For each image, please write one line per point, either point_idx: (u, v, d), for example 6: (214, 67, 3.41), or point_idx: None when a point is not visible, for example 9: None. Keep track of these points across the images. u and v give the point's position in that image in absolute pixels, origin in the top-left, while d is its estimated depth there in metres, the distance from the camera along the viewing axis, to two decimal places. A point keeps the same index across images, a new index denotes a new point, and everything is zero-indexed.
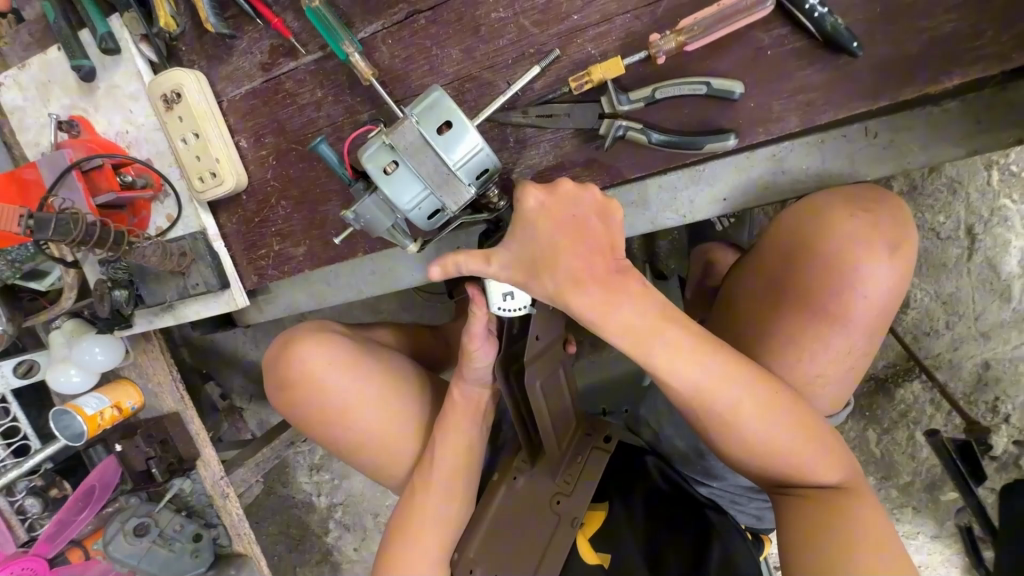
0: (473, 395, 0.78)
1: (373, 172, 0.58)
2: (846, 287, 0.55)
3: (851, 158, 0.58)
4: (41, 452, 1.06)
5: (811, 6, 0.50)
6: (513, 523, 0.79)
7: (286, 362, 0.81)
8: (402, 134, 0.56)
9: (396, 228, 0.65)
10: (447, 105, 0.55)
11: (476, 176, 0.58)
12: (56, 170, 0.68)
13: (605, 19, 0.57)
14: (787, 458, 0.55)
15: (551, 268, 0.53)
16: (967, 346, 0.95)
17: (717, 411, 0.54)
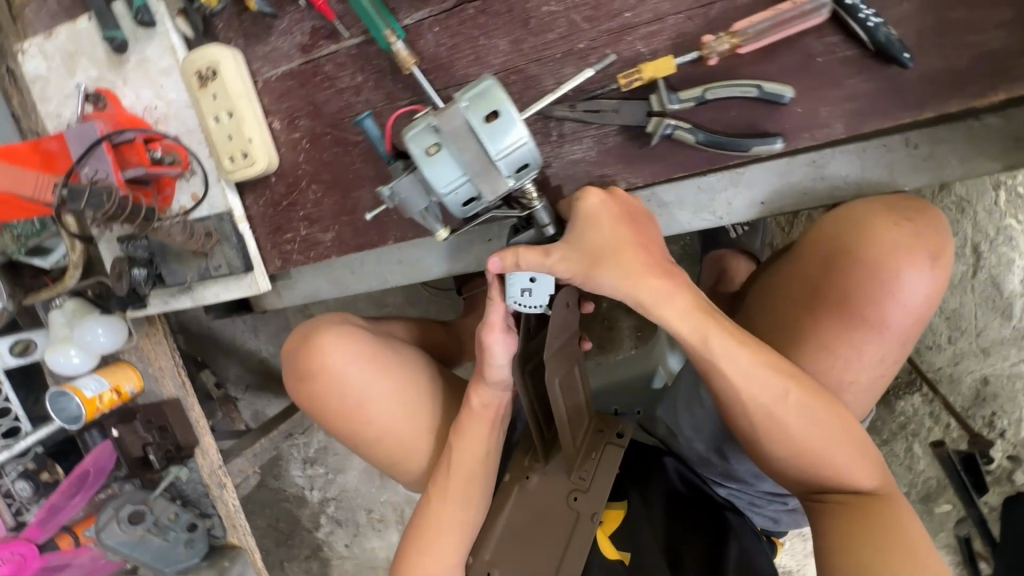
0: (489, 400, 0.78)
1: (415, 152, 0.55)
2: (886, 296, 0.56)
3: (890, 167, 0.59)
4: (34, 435, 1.06)
5: (866, 14, 0.50)
6: (533, 519, 0.80)
7: (306, 354, 0.78)
8: (448, 118, 0.54)
9: (428, 213, 0.62)
10: (499, 94, 0.53)
11: (516, 170, 0.56)
12: (84, 143, 0.67)
13: (657, 18, 0.57)
14: (824, 459, 0.59)
15: (613, 261, 0.58)
16: (966, 362, 0.98)
17: (754, 407, 0.59)
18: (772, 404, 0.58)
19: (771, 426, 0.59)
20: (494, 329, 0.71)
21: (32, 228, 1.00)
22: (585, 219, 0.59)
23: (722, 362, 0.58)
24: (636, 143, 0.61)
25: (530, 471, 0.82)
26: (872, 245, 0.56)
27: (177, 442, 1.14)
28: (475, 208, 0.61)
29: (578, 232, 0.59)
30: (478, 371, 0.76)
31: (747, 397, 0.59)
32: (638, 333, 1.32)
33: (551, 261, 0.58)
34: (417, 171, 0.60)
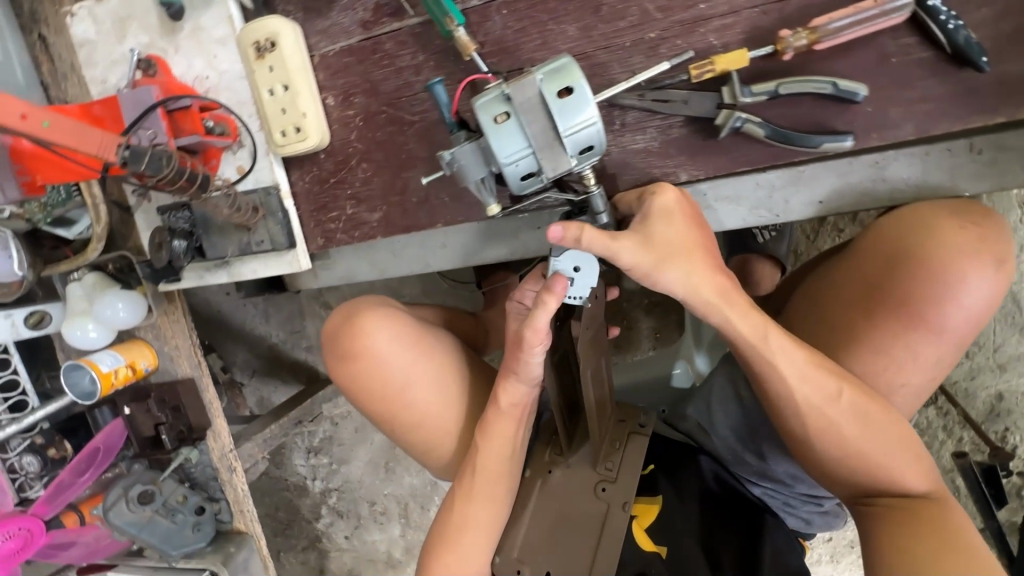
0: (518, 400, 0.75)
1: (483, 119, 0.54)
2: (948, 298, 0.58)
3: (951, 172, 0.60)
4: (41, 409, 1.02)
5: (947, 17, 0.51)
6: (561, 513, 0.81)
7: (350, 336, 0.80)
8: (522, 87, 0.53)
9: (483, 185, 0.60)
10: (575, 71, 0.53)
11: (581, 150, 0.56)
12: (139, 109, 0.65)
13: (732, 11, 0.57)
14: (879, 462, 0.60)
15: (680, 258, 0.58)
16: (982, 377, 1.12)
17: (804, 406, 0.61)
18: (826, 405, 0.60)
19: (824, 427, 0.60)
20: (541, 335, 0.63)
21: (59, 196, 0.97)
22: (659, 218, 0.58)
23: (778, 362, 0.60)
24: (701, 135, 0.61)
25: (553, 465, 0.83)
26: (937, 249, 0.57)
27: (189, 424, 1.10)
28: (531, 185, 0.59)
29: (646, 225, 0.58)
30: (510, 367, 0.71)
31: (801, 399, 0.60)
32: (657, 334, 1.31)
33: (618, 246, 0.55)
34: (480, 140, 0.58)
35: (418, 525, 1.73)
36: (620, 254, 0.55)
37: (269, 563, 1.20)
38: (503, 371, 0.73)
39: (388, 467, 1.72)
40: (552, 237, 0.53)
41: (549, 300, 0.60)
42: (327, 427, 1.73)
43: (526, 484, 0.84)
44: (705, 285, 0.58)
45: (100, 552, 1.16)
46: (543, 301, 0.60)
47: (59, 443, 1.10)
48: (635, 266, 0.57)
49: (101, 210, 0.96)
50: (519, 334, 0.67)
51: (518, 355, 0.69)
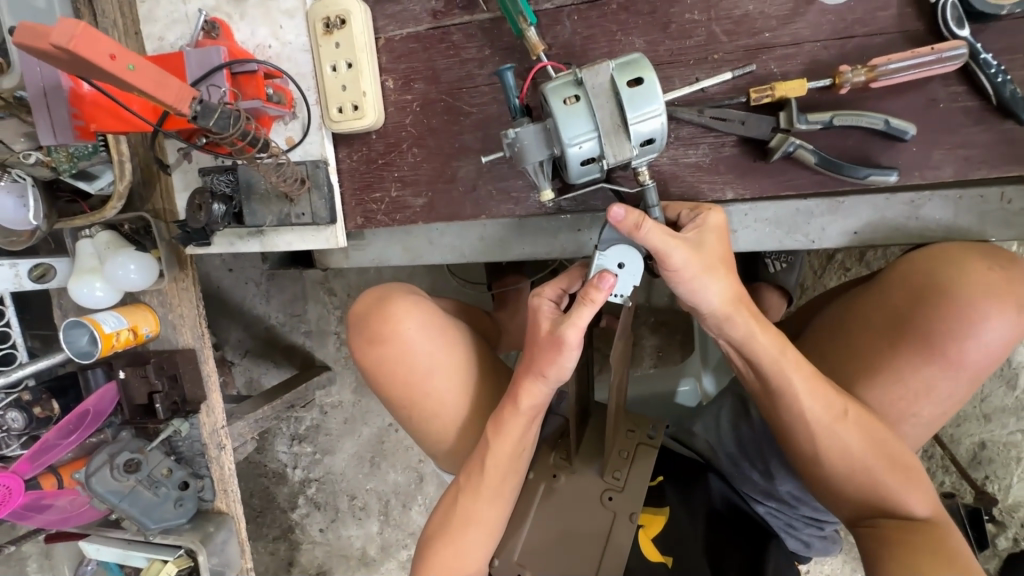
0: (538, 402, 0.73)
1: (554, 100, 0.56)
2: (970, 335, 0.61)
3: (981, 217, 0.65)
4: (31, 365, 1.01)
5: (996, 71, 0.55)
6: (565, 516, 0.82)
7: (378, 320, 0.83)
8: (595, 74, 0.56)
9: (541, 168, 0.61)
10: (646, 64, 0.56)
11: (643, 141, 0.57)
12: (203, 69, 0.66)
13: (795, 43, 0.60)
14: (882, 481, 0.63)
15: (718, 272, 0.60)
16: (968, 425, 1.18)
17: (807, 423, 0.63)
18: (831, 423, 0.63)
19: (833, 444, 0.63)
20: (581, 334, 0.64)
21: (84, 150, 0.91)
22: (712, 232, 0.61)
23: (790, 378, 0.62)
24: (751, 156, 0.64)
25: (558, 471, 0.84)
26: (962, 286, 0.61)
27: (184, 395, 1.08)
28: (590, 173, 0.60)
29: (701, 238, 0.60)
30: (538, 368, 0.69)
31: (812, 416, 0.63)
32: (659, 353, 1.32)
33: (672, 245, 0.56)
34: (546, 123, 0.58)
35: (397, 523, 1.70)
36: (673, 254, 0.56)
37: (246, 547, 1.15)
38: (528, 372, 0.71)
39: (373, 461, 1.68)
40: (609, 211, 0.54)
41: (596, 296, 0.61)
42: (315, 416, 1.69)
43: (530, 487, 0.85)
44: (736, 298, 0.61)
45: (74, 518, 1.11)
46: (589, 298, 0.61)
47: (46, 402, 1.04)
48: (683, 267, 0.58)
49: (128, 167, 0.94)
50: (553, 335, 0.66)
51: (550, 357, 0.67)
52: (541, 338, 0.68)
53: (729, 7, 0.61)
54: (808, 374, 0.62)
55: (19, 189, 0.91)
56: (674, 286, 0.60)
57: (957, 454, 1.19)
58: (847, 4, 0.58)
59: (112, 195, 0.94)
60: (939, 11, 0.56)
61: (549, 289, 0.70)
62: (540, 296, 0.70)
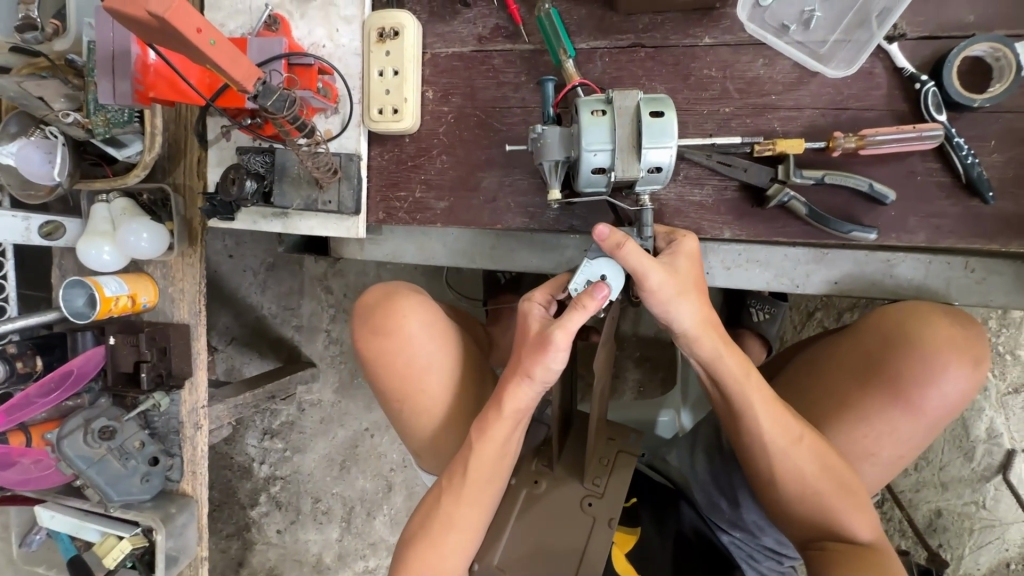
0: (521, 407, 0.74)
1: (584, 108, 0.63)
2: (931, 381, 0.67)
3: (948, 283, 0.73)
4: (22, 320, 0.99)
5: (966, 154, 0.63)
6: (544, 522, 0.84)
7: (385, 313, 0.87)
8: (624, 97, 0.64)
9: (555, 168, 0.66)
10: (669, 103, 0.63)
11: (651, 167, 0.64)
12: (264, 55, 0.72)
13: (797, 107, 0.68)
14: (830, 505, 0.67)
15: (697, 294, 0.65)
16: (927, 491, 1.24)
17: (767, 443, 0.67)
18: (787, 447, 0.67)
19: (789, 467, 0.67)
20: (568, 338, 0.66)
21: (121, 118, 0.92)
22: (687, 257, 0.66)
23: (751, 399, 0.66)
24: (750, 202, 0.70)
25: (539, 477, 0.88)
26: (928, 337, 0.67)
27: (170, 368, 1.07)
28: (597, 181, 0.66)
29: (675, 258, 0.65)
30: (525, 369, 0.70)
31: (766, 437, 0.67)
32: (641, 387, 1.36)
33: (649, 268, 0.62)
34: (570, 128, 0.65)
35: (358, 532, 1.67)
36: (649, 274, 0.62)
37: (205, 534, 1.10)
38: (514, 375, 0.72)
39: (343, 465, 1.66)
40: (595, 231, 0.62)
41: (588, 304, 0.65)
42: (292, 411, 1.68)
43: (512, 491, 0.88)
44: (707, 320, 0.66)
45: (34, 483, 1.05)
46: (583, 304, 0.65)
47: (29, 358, 1.02)
48: (659, 288, 0.63)
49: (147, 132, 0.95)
50: (537, 338, 0.69)
51: (535, 357, 0.69)
52: (528, 339, 0.71)
53: (743, 69, 0.69)
54: (767, 399, 0.67)
55: (49, 146, 0.95)
56: (650, 307, 0.65)
57: (915, 519, 1.24)
58: (845, 80, 0.66)
59: (138, 162, 0.95)
60: (922, 97, 0.64)
61: (539, 294, 0.74)
62: (530, 301, 0.73)
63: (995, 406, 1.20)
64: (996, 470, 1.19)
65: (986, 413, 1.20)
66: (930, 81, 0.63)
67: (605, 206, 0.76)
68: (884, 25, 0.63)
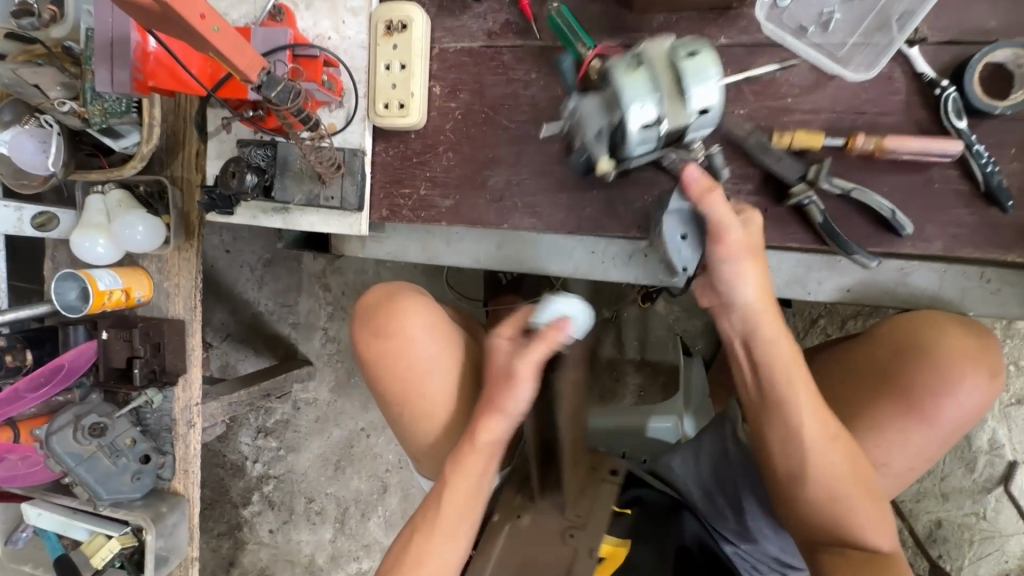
0: (497, 439, 0.74)
1: (617, 68, 0.62)
2: (950, 394, 0.66)
3: (963, 293, 0.72)
4: (13, 312, 0.97)
5: (986, 162, 0.62)
6: (523, 556, 0.78)
7: (388, 316, 0.85)
8: (655, 46, 0.63)
9: (599, 136, 0.64)
10: (700, 43, 0.62)
11: (701, 106, 0.62)
12: (269, 45, 0.71)
13: (814, 111, 0.66)
14: (854, 511, 0.66)
15: (762, 267, 0.64)
16: (927, 502, 1.23)
17: (801, 440, 0.65)
18: (822, 445, 0.65)
19: (822, 468, 0.65)
20: (532, 372, 0.70)
21: (118, 108, 0.90)
22: (756, 230, 0.64)
23: (795, 392, 0.65)
24: (765, 204, 0.68)
25: (522, 511, 0.83)
26: (945, 348, 0.66)
27: (164, 364, 1.03)
28: (648, 138, 0.63)
29: (748, 225, 0.63)
30: (496, 404, 0.72)
31: (802, 434, 0.65)
32: (642, 392, 1.35)
33: (728, 223, 0.62)
34: (606, 92, 0.63)
35: (352, 533, 1.65)
36: (727, 229, 0.62)
37: (196, 535, 1.08)
38: (486, 409, 0.73)
39: (338, 465, 1.64)
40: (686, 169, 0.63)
41: (551, 339, 0.70)
42: (287, 409, 1.65)
43: (493, 528, 0.82)
44: (767, 297, 0.64)
45: (21, 479, 1.02)
46: (545, 339, 0.69)
47: (19, 352, 1.00)
48: (733, 247, 0.62)
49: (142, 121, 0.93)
50: (505, 373, 0.71)
51: (504, 393, 0.72)
52: (496, 374, 0.73)
53: (759, 71, 0.67)
54: (810, 393, 0.65)
55: (43, 135, 0.92)
56: (720, 267, 0.63)
57: (915, 529, 1.23)
58: (863, 84, 0.65)
59: (135, 154, 0.93)
60: (942, 102, 0.63)
61: (505, 327, 0.73)
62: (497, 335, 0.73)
63: (998, 417, 1.19)
64: (998, 482, 1.19)
65: (989, 423, 1.19)
66: (951, 87, 0.62)
67: (615, 208, 0.74)
68: (904, 30, 0.61)
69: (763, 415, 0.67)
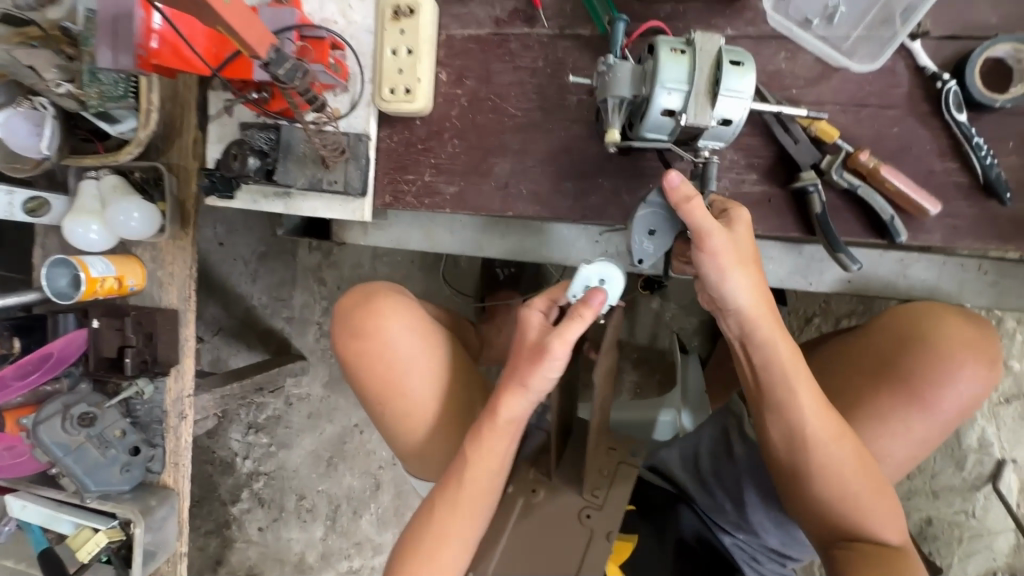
0: (516, 416, 0.73)
1: (665, 45, 0.61)
2: (949, 383, 0.67)
3: (960, 284, 0.74)
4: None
5: (986, 154, 0.63)
6: (540, 535, 0.81)
7: (365, 315, 0.85)
8: (707, 39, 0.62)
9: (619, 107, 0.64)
10: (748, 53, 0.62)
11: (725, 116, 0.62)
12: (277, 24, 0.72)
13: (818, 102, 0.67)
14: (862, 506, 0.66)
15: (755, 265, 0.62)
16: (918, 500, 1.24)
17: (804, 436, 0.66)
18: (825, 441, 0.65)
19: (826, 464, 0.65)
20: (566, 347, 0.66)
21: (115, 92, 0.88)
22: (743, 227, 0.63)
23: (796, 388, 0.65)
24: (770, 192, 0.69)
25: (537, 486, 0.86)
26: (943, 338, 0.68)
27: (156, 355, 1.00)
28: (662, 125, 0.64)
29: (732, 221, 0.63)
30: (520, 378, 0.70)
31: (807, 431, 0.65)
32: (638, 389, 1.35)
33: (713, 229, 0.60)
34: (644, 66, 0.62)
35: (343, 531, 1.63)
36: (712, 234, 0.60)
37: (185, 529, 1.05)
38: (508, 383, 0.72)
39: (331, 462, 1.62)
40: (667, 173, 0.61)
41: (585, 313, 0.65)
42: (280, 405, 1.63)
43: (509, 501, 0.86)
44: (763, 296, 0.63)
45: (5, 471, 1.00)
46: (579, 313, 0.65)
47: (6, 339, 0.99)
48: (721, 252, 0.60)
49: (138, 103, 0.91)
50: (536, 345, 0.68)
51: (531, 366, 0.69)
52: (527, 347, 0.70)
53: (764, 62, 0.68)
54: (810, 389, 0.65)
55: (37, 118, 0.90)
56: (704, 271, 0.62)
57: (907, 526, 1.24)
58: (868, 75, 0.66)
59: (132, 140, 0.92)
60: (943, 96, 0.64)
61: (539, 300, 0.71)
62: (530, 308, 0.71)
63: (987, 416, 1.21)
64: (986, 480, 1.21)
65: (979, 422, 1.21)
66: (952, 81, 0.63)
67: (620, 196, 0.74)
68: (908, 23, 0.63)
69: (765, 412, 0.68)
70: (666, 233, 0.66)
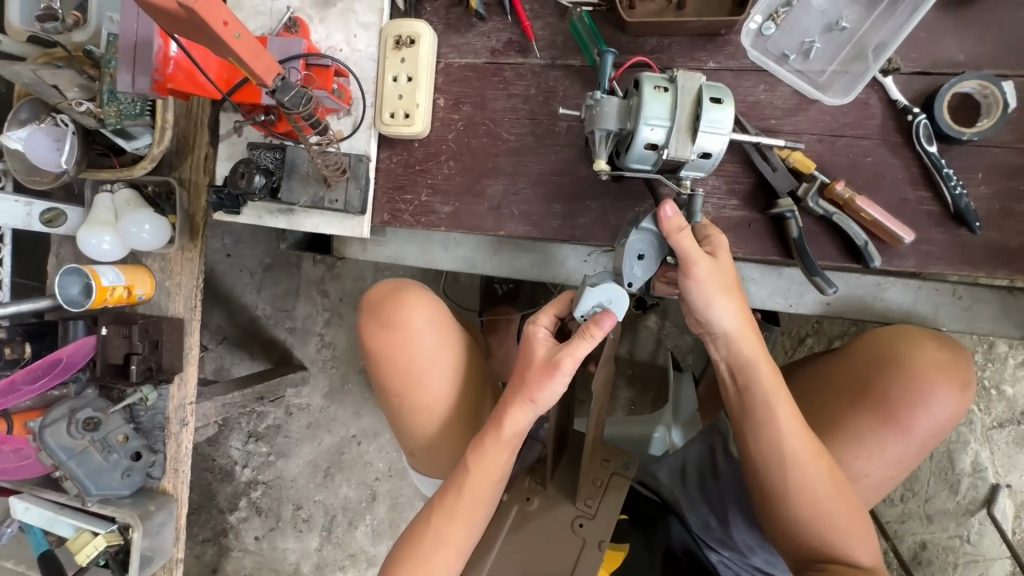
0: (520, 429, 0.75)
1: (648, 83, 0.64)
2: (922, 406, 0.69)
3: (936, 308, 0.77)
4: (14, 305, 0.98)
5: (955, 184, 0.65)
6: (532, 543, 0.83)
7: (394, 306, 0.88)
8: (688, 78, 0.65)
9: (605, 139, 0.67)
10: (728, 89, 0.65)
11: (705, 149, 0.65)
12: (285, 54, 0.76)
13: (795, 132, 0.70)
14: (838, 526, 0.67)
15: (736, 291, 0.66)
16: (912, 524, 1.24)
17: (783, 456, 0.67)
18: (803, 462, 0.67)
19: (803, 483, 0.67)
20: (575, 365, 0.69)
21: (133, 110, 0.91)
22: (727, 253, 0.66)
23: (776, 408, 0.67)
24: (751, 217, 0.72)
25: (532, 494, 0.87)
26: (918, 362, 0.69)
27: (160, 362, 1.02)
28: (646, 156, 0.67)
29: (716, 246, 0.66)
30: (527, 393, 0.71)
31: (785, 450, 0.67)
32: (632, 406, 1.37)
33: (698, 255, 0.63)
34: (629, 101, 0.65)
35: (338, 542, 1.64)
36: (696, 261, 0.63)
37: (182, 535, 1.07)
38: (516, 396, 0.73)
39: (328, 472, 1.64)
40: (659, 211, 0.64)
41: (595, 333, 0.66)
42: (280, 414, 1.65)
43: (503, 509, 0.88)
44: (744, 318, 0.67)
45: (10, 473, 1.02)
46: (590, 333, 0.66)
47: (18, 344, 1.01)
48: (705, 278, 0.64)
49: (150, 124, 0.94)
50: (545, 361, 0.70)
51: (540, 382, 0.70)
52: (533, 363, 0.71)
53: (744, 93, 0.71)
54: (790, 408, 0.67)
55: (58, 134, 0.93)
56: (690, 294, 0.65)
57: (900, 550, 1.24)
58: (842, 108, 0.69)
59: (146, 156, 0.94)
60: (913, 128, 0.67)
61: (544, 316, 0.73)
62: (535, 324, 0.73)
63: (980, 439, 1.21)
64: (980, 504, 1.20)
65: (972, 446, 1.21)
66: (922, 114, 0.66)
67: (608, 218, 0.77)
68: (879, 58, 0.66)
69: (745, 431, 0.69)
70: (653, 258, 0.68)
